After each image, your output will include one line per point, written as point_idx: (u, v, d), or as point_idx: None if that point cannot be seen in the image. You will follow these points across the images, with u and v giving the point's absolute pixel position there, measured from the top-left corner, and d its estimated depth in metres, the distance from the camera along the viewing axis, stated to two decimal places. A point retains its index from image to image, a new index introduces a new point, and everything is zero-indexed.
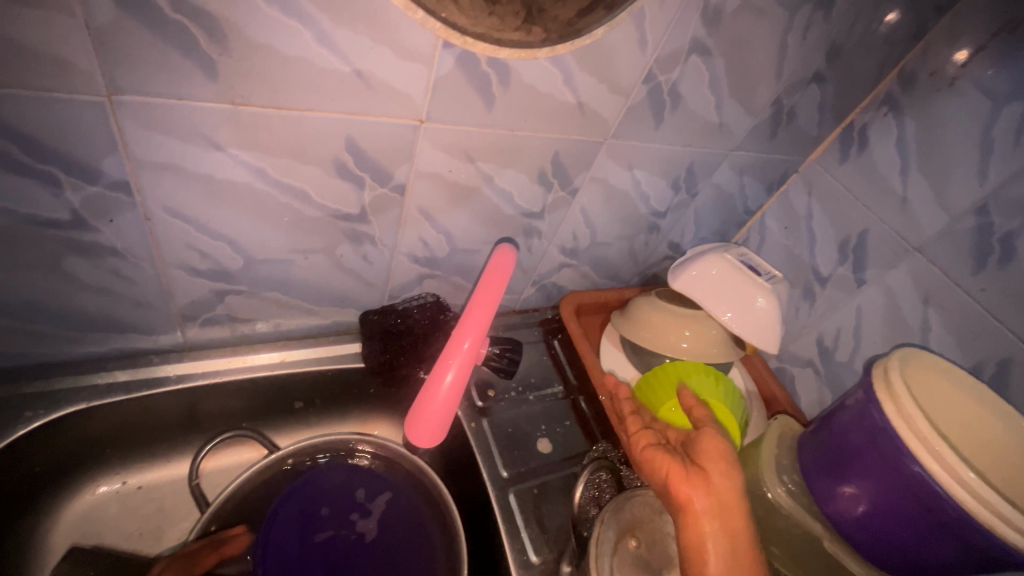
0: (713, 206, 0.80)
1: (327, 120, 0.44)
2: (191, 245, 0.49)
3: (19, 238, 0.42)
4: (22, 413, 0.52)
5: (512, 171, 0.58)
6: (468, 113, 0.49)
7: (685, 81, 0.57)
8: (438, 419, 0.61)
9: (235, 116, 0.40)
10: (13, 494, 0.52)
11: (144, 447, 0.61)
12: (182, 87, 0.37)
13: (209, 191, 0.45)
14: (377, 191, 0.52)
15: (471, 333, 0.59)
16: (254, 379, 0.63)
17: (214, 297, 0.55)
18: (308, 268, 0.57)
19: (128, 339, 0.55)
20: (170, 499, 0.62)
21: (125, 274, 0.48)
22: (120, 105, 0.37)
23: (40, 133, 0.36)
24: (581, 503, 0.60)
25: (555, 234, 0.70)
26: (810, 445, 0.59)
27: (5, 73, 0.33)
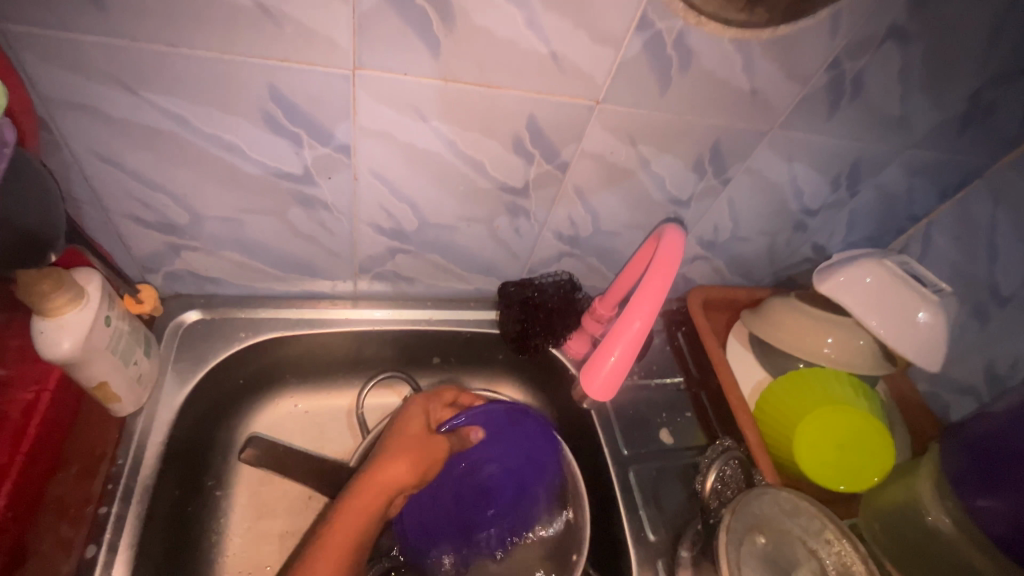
0: (874, 208, 0.74)
1: (517, 97, 0.48)
2: (382, 205, 0.56)
3: (265, 187, 0.51)
4: (237, 333, 0.63)
5: (670, 155, 0.58)
6: (643, 96, 0.50)
7: (871, 70, 0.54)
8: (599, 396, 0.59)
9: (444, 91, 0.46)
10: (224, 397, 0.64)
11: (313, 377, 0.70)
12: (410, 64, 0.43)
13: (407, 157, 0.51)
14: (543, 168, 0.56)
15: (643, 313, 0.55)
16: (406, 331, 0.70)
17: (387, 254, 0.63)
18: (468, 235, 0.62)
19: (315, 283, 0.65)
20: (329, 424, 0.70)
21: (328, 226, 0.57)
22: (360, 79, 0.43)
23: (300, 100, 0.44)
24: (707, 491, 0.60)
25: (697, 224, 0.69)
26: (954, 453, 0.56)
27: (289, 49, 0.40)
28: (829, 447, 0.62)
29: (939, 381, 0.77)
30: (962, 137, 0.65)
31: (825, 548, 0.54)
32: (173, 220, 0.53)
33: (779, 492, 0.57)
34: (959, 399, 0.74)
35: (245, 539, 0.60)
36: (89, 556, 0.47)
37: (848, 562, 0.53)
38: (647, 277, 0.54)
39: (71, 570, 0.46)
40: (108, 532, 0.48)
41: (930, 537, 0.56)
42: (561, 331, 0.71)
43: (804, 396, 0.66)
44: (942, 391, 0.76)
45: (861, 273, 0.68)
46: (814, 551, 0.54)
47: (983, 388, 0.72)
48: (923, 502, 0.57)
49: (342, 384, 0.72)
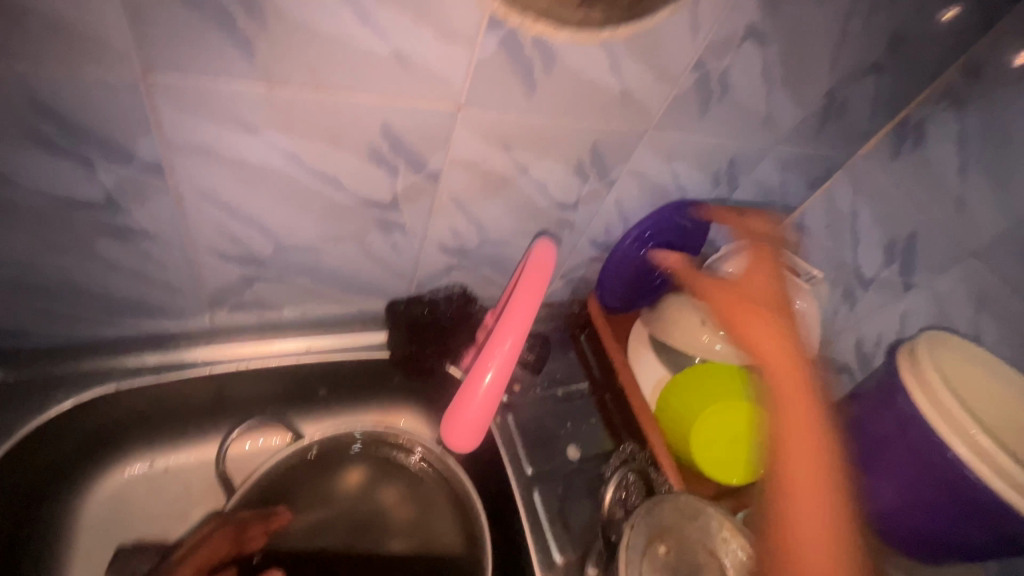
0: (754, 201, 0.76)
1: (362, 103, 0.42)
2: (223, 230, 0.48)
3: (57, 220, 0.41)
4: (55, 393, 0.52)
5: (550, 161, 0.55)
6: (508, 99, 0.46)
7: (735, 69, 0.54)
8: (468, 431, 0.54)
9: (270, 98, 0.39)
10: (47, 470, 0.53)
11: (172, 429, 0.61)
12: (218, 67, 0.36)
13: (242, 176, 0.44)
14: (411, 179, 0.50)
15: (513, 334, 0.51)
16: (281, 365, 0.62)
17: (243, 283, 0.54)
18: (338, 255, 0.56)
19: (156, 322, 0.55)
20: (197, 480, 0.61)
21: (157, 257, 0.48)
22: (155, 86, 0.36)
23: (77, 114, 0.35)
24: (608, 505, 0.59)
25: (588, 227, 0.68)
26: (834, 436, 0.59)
27: (44, 49, 0.32)
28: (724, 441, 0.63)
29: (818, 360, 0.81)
30: (822, 132, 0.68)
31: (724, 547, 0.54)
32: None
33: (677, 497, 0.56)
34: (836, 376, 0.79)
35: None
36: None
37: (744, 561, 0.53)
38: (514, 295, 0.51)
39: None
40: None
41: None
42: (457, 349, 0.68)
43: (694, 391, 0.65)
44: (821, 370, 0.81)
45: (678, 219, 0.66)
46: (713, 551, 0.54)
47: (854, 364, 0.77)
48: None
49: (209, 433, 0.63)
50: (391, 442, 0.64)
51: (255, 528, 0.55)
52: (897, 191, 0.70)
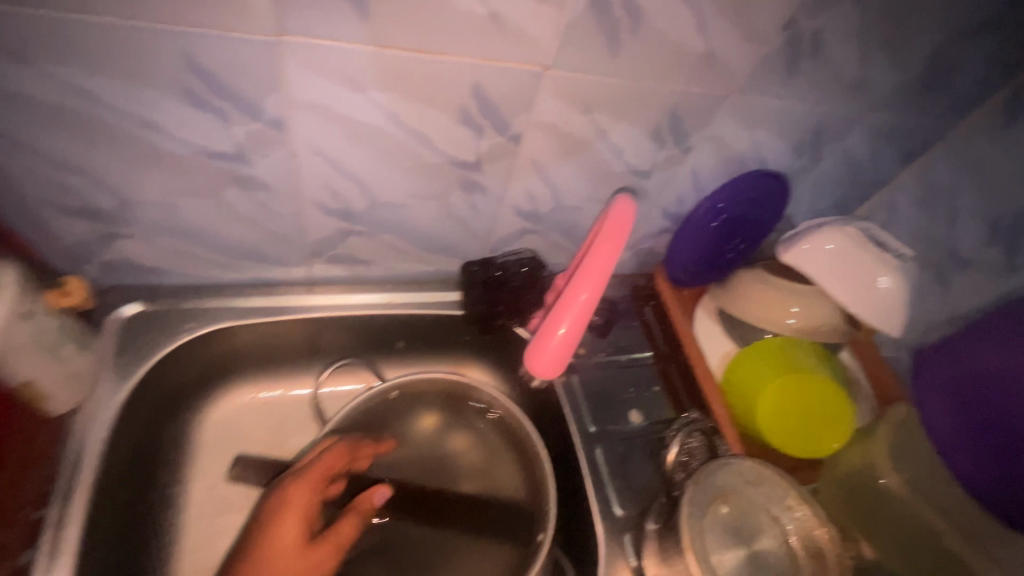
0: (838, 174, 0.73)
1: (458, 62, 0.45)
2: (326, 184, 0.53)
3: (196, 168, 0.48)
4: (183, 325, 0.60)
5: (628, 125, 0.56)
6: (593, 60, 0.48)
7: (829, 29, 0.52)
8: (548, 366, 0.61)
9: (378, 58, 0.43)
10: (174, 390, 0.62)
11: (273, 366, 0.68)
12: (338, 29, 0.40)
13: (348, 132, 0.48)
14: (494, 140, 0.53)
15: (589, 286, 0.57)
16: (366, 315, 0.68)
17: (339, 236, 0.60)
18: (422, 213, 0.60)
19: (265, 269, 0.62)
20: (292, 414, 0.68)
21: (270, 207, 0.54)
22: (285, 45, 0.40)
23: (222, 71, 0.41)
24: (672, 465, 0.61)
25: (661, 196, 0.68)
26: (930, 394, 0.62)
27: (202, 12, 0.37)
28: (793, 416, 0.62)
29: (901, 346, 0.77)
30: (922, 99, 0.64)
31: (788, 514, 0.54)
32: (99, 206, 0.49)
33: (743, 463, 0.56)
34: None
35: (203, 536, 0.59)
36: (26, 559, 0.46)
37: (810, 528, 0.53)
38: (594, 250, 0.56)
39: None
40: (46, 529, 0.47)
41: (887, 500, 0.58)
42: (526, 312, 0.70)
43: (767, 364, 0.65)
44: (904, 356, 0.76)
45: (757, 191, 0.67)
46: (776, 518, 0.55)
47: None
48: (879, 466, 0.60)
49: (302, 373, 0.70)
50: (463, 393, 0.67)
51: (364, 448, 0.61)
52: (1007, 164, 0.64)
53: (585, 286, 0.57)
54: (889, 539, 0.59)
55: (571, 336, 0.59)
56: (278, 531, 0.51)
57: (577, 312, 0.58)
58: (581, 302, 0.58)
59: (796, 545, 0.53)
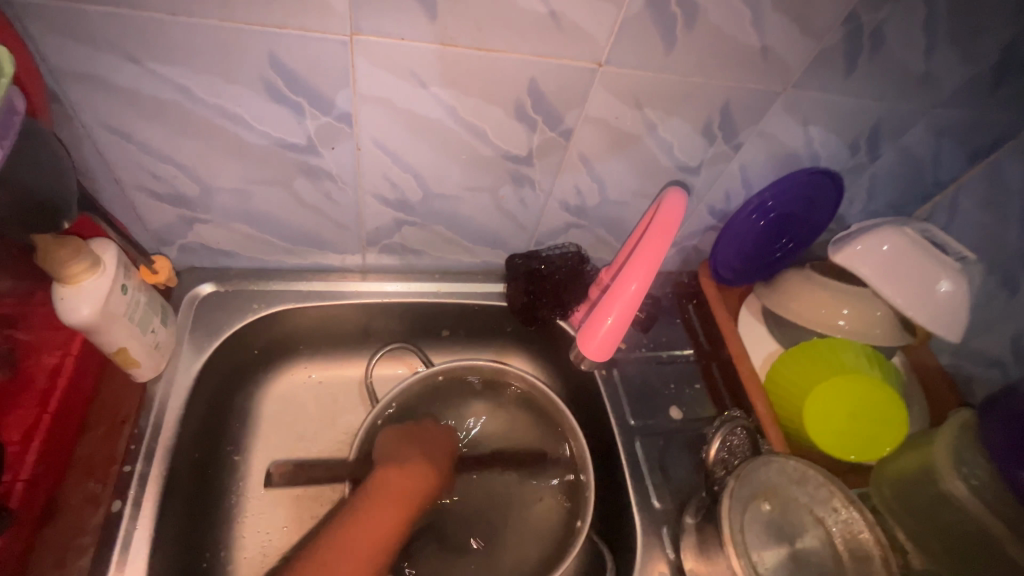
0: (897, 173, 0.71)
1: (516, 59, 0.47)
2: (386, 175, 0.56)
3: (271, 158, 0.52)
4: (250, 305, 0.65)
5: (678, 121, 0.57)
6: (647, 57, 0.49)
7: (892, 23, 0.51)
8: (597, 354, 0.61)
9: (442, 55, 0.45)
10: (240, 366, 0.66)
11: (327, 348, 0.72)
12: (406, 28, 0.43)
13: (409, 126, 0.51)
14: (546, 135, 0.55)
15: (640, 276, 0.56)
16: (415, 303, 0.71)
17: (394, 226, 0.63)
18: (473, 205, 0.62)
19: (324, 255, 0.66)
20: (343, 394, 0.72)
21: (334, 197, 0.57)
22: (358, 44, 0.43)
23: (300, 68, 0.44)
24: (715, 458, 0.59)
25: (708, 192, 0.68)
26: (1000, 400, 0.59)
27: (286, 13, 0.40)
28: (842, 417, 0.61)
29: (961, 353, 0.73)
30: (992, 94, 0.61)
31: (831, 515, 0.54)
32: (184, 193, 0.54)
33: (786, 461, 0.56)
34: (983, 371, 0.71)
35: (263, 502, 0.63)
36: (115, 511, 0.50)
37: (855, 530, 0.53)
38: (646, 240, 0.55)
39: (99, 524, 0.49)
40: (132, 488, 0.51)
41: (941, 503, 0.56)
42: (569, 304, 0.71)
43: (814, 367, 0.64)
44: (964, 364, 0.73)
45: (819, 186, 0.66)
46: (818, 517, 0.54)
47: (1009, 359, 0.68)
48: (937, 470, 0.57)
49: (353, 356, 0.74)
50: (507, 380, 0.69)
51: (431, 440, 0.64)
52: None
53: (635, 276, 0.57)
54: (937, 540, 0.57)
55: (620, 324, 0.59)
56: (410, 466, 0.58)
57: (627, 301, 0.58)
58: (631, 291, 0.57)
59: (841, 547, 0.53)
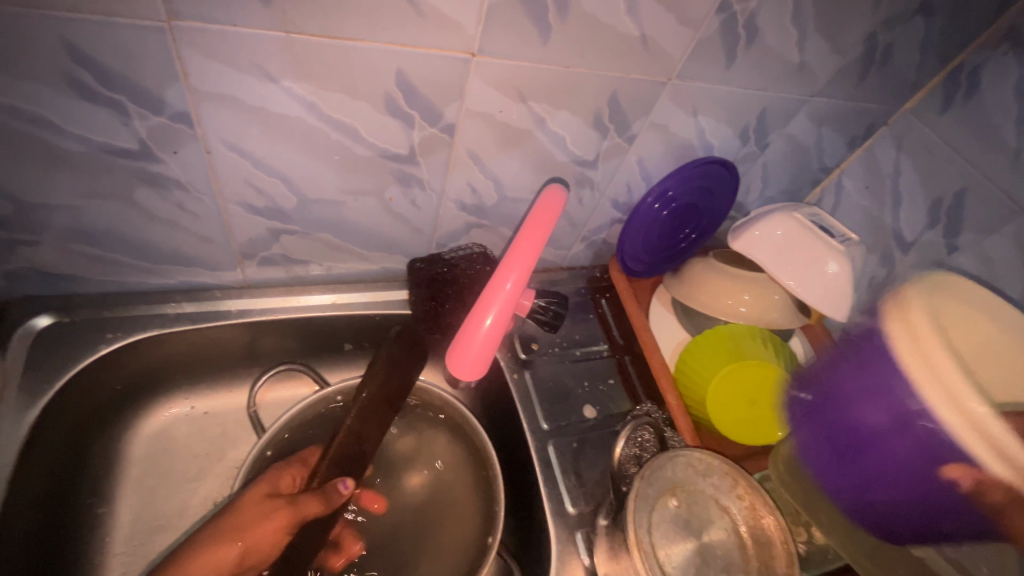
0: (786, 161, 0.73)
1: (377, 49, 0.42)
2: (249, 181, 0.50)
3: (98, 167, 0.44)
4: (104, 335, 0.57)
5: (566, 113, 0.54)
6: (522, 47, 0.46)
7: (764, 12, 0.52)
8: (477, 364, 0.57)
9: (288, 45, 0.40)
10: (99, 404, 0.58)
11: (210, 375, 0.65)
12: (236, 12, 0.37)
13: (265, 125, 0.45)
14: (427, 132, 0.51)
15: (515, 273, 0.54)
16: (309, 318, 0.65)
17: (271, 236, 0.57)
18: (359, 210, 0.57)
19: (193, 273, 0.59)
20: (232, 424, 0.65)
21: (189, 208, 0.51)
22: (179, 32, 0.37)
23: (111, 61, 0.38)
24: (621, 459, 0.58)
25: (609, 186, 0.67)
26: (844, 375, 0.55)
27: None
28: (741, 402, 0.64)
29: None
30: (863, 82, 0.64)
31: (737, 504, 0.55)
32: None
33: (692, 454, 0.56)
34: None
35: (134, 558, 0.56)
36: None
37: (758, 516, 0.53)
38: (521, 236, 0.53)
39: None
40: None
41: None
42: None
43: (720, 352, 0.66)
44: None
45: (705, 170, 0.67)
46: (726, 508, 0.55)
47: None
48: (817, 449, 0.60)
49: (243, 380, 0.67)
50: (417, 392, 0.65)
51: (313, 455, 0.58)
52: (946, 147, 0.65)
53: (509, 272, 0.54)
54: (827, 513, 0.60)
55: (496, 328, 0.56)
56: (251, 535, 0.48)
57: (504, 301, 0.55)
58: (506, 289, 0.54)
59: (745, 535, 0.54)
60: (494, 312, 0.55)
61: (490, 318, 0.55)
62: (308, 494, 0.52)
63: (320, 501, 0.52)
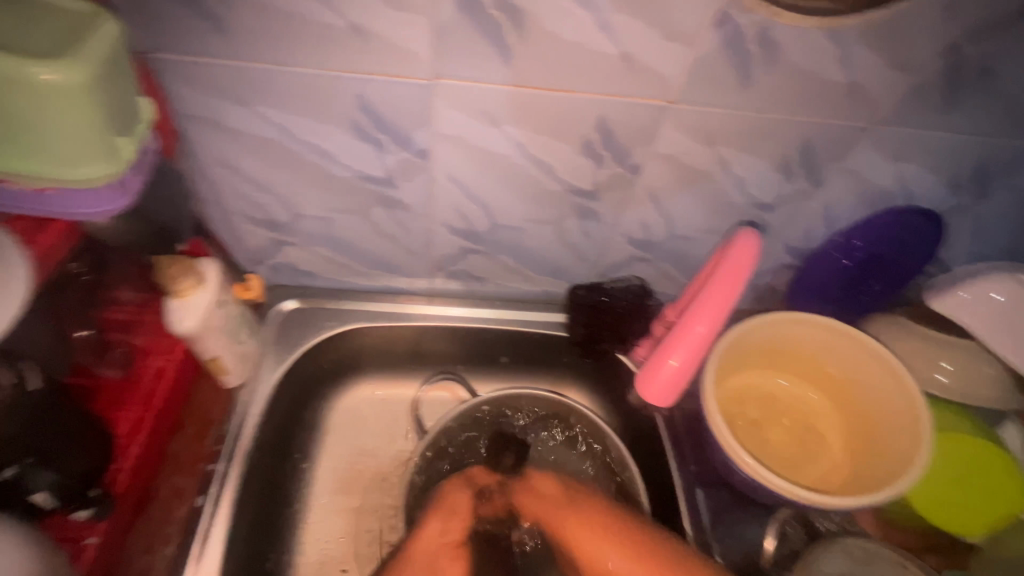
0: (1010, 215, 0.63)
1: (586, 99, 0.48)
2: (455, 206, 0.59)
3: (352, 189, 0.56)
4: (325, 322, 0.69)
5: (753, 156, 0.55)
6: (720, 96, 0.48)
7: (1002, 55, 0.47)
8: (662, 395, 0.59)
9: (514, 95, 0.47)
10: (308, 378, 0.69)
11: (389, 366, 0.74)
12: (481, 71, 0.45)
13: (480, 160, 0.53)
14: (614, 170, 0.55)
15: (708, 318, 0.55)
16: (477, 328, 0.73)
17: (460, 253, 0.66)
18: (538, 237, 0.64)
19: (394, 278, 0.70)
20: (394, 415, 0.73)
21: (406, 225, 0.61)
22: (437, 87, 0.46)
23: (384, 110, 0.48)
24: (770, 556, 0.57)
25: (785, 230, 0.64)
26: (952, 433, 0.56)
27: (375, 63, 0.44)
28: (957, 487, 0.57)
29: None
30: None
31: None
32: (276, 218, 0.59)
33: (848, 543, 0.53)
34: None
35: (322, 513, 0.65)
36: (196, 506, 0.54)
37: None
38: (715, 281, 0.54)
39: (184, 515, 0.54)
40: (213, 486, 0.55)
41: None
42: (630, 338, 0.70)
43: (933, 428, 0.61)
44: None
45: (901, 220, 0.61)
46: None
47: None
48: None
49: (411, 375, 0.75)
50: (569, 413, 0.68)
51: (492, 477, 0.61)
52: None
53: (701, 316, 0.55)
54: None
55: (685, 366, 0.57)
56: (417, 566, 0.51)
57: (695, 344, 0.56)
58: (699, 331, 0.56)
59: None
60: (682, 353, 0.57)
61: (680, 358, 0.57)
62: (461, 494, 0.57)
63: (469, 494, 0.58)
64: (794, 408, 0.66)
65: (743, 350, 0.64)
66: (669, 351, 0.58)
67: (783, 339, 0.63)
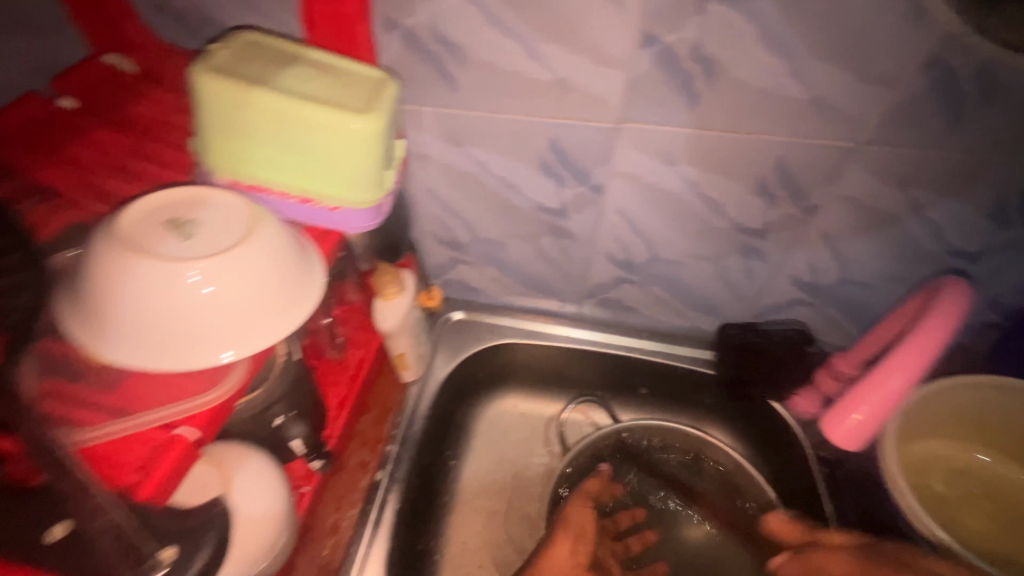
0: None
1: (768, 140, 0.49)
2: (618, 237, 0.62)
3: (528, 218, 0.63)
4: (485, 334, 0.76)
5: (955, 201, 0.51)
6: (920, 137, 0.47)
7: None
8: (845, 444, 0.54)
9: (695, 137, 0.50)
10: (465, 383, 0.74)
11: (533, 383, 0.78)
12: (667, 117, 0.49)
13: (651, 197, 0.57)
14: (788, 210, 0.55)
15: (904, 369, 0.51)
16: (620, 357, 0.74)
17: (614, 282, 0.69)
18: (695, 272, 0.65)
19: (548, 301, 0.75)
20: (532, 429, 0.76)
21: (569, 253, 0.66)
22: (623, 131, 0.51)
23: (572, 151, 0.54)
24: None
25: (988, 283, 0.58)
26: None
27: (572, 111, 0.50)
28: None
29: None
30: None
31: None
32: (458, 240, 0.69)
33: None
34: None
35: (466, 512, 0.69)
36: (378, 479, 0.61)
37: None
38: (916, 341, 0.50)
39: (365, 486, 0.60)
40: (386, 467, 0.62)
41: None
42: (786, 386, 0.68)
43: None
44: None
45: None
46: None
47: None
48: None
49: (552, 395, 0.78)
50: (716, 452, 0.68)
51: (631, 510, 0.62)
52: None
53: (897, 369, 0.51)
54: None
55: (874, 417, 0.53)
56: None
57: (888, 395, 0.52)
58: (895, 382, 0.51)
59: None
60: (870, 404, 0.52)
61: (869, 409, 0.52)
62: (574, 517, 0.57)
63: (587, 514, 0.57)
64: (1003, 489, 0.58)
65: (936, 415, 0.59)
66: (855, 402, 0.53)
67: (993, 408, 0.57)
